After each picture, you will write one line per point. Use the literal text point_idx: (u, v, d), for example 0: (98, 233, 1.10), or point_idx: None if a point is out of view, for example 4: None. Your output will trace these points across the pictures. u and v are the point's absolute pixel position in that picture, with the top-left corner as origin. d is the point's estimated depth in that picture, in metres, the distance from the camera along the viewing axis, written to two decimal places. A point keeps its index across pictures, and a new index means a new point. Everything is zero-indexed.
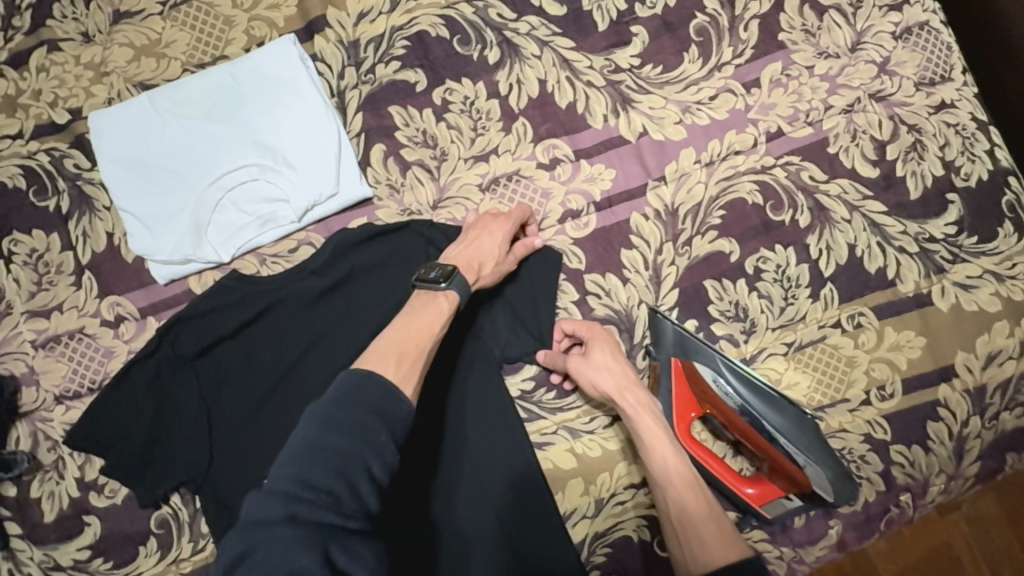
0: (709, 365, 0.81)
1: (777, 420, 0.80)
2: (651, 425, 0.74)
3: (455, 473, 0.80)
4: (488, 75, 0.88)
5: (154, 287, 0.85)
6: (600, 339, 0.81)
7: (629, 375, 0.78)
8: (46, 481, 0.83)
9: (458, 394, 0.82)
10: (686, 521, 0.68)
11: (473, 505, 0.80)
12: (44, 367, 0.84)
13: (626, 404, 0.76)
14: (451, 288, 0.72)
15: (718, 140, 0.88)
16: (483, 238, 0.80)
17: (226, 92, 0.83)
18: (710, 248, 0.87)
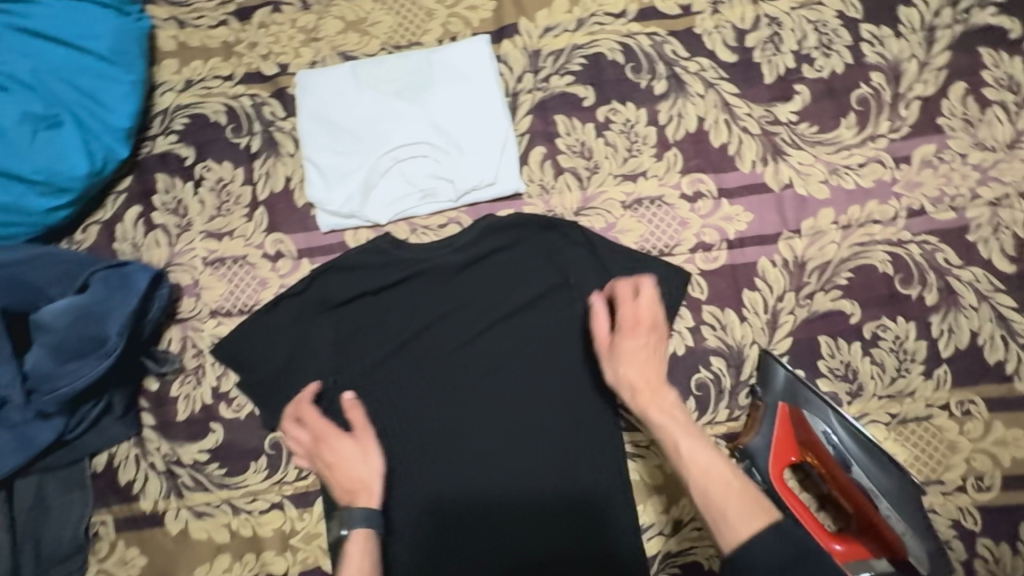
0: (819, 417, 0.83)
1: (880, 481, 0.80)
2: (670, 408, 0.78)
3: (477, 463, 0.87)
4: (651, 104, 0.94)
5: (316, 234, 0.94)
6: (643, 311, 0.82)
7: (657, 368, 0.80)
8: (185, 383, 0.92)
9: (541, 404, 0.88)
10: (710, 500, 0.71)
11: (488, 496, 0.86)
12: (207, 283, 0.93)
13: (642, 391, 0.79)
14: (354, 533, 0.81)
15: (859, 206, 0.91)
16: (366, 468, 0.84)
17: (418, 75, 0.92)
18: (831, 305, 0.90)
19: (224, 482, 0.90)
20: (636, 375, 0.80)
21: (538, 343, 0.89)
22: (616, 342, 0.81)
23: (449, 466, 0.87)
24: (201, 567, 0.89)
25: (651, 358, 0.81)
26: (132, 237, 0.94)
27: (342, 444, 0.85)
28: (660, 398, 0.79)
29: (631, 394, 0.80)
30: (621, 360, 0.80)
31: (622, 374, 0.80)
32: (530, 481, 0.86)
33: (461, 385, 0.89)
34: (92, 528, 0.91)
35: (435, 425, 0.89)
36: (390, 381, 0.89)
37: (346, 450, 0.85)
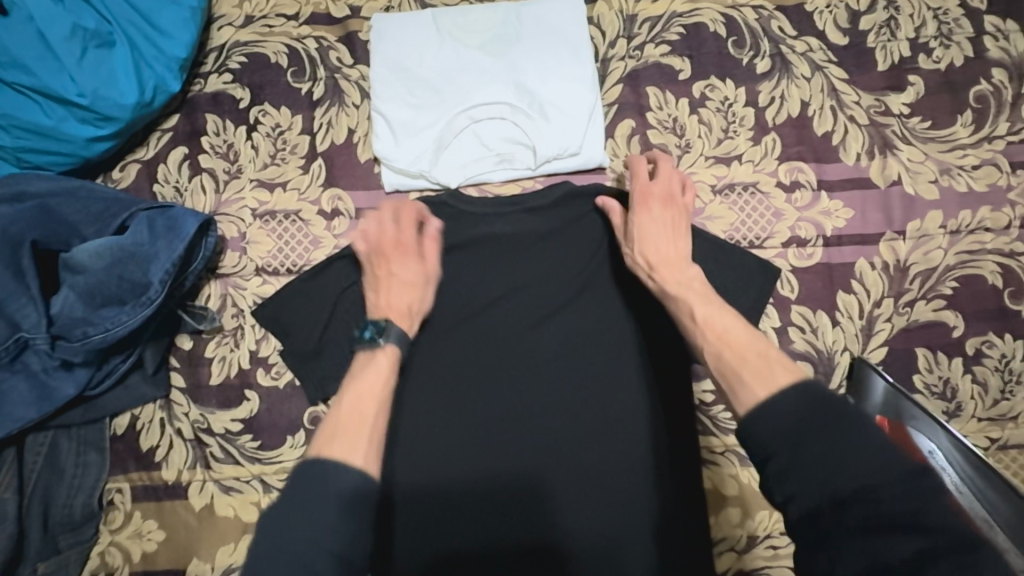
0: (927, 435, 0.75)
1: None
2: (685, 272, 0.70)
3: (454, 430, 0.76)
4: (752, 83, 0.87)
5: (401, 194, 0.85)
6: (652, 200, 0.76)
7: (677, 224, 0.75)
8: (222, 345, 0.83)
9: (553, 375, 0.77)
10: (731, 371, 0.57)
11: (455, 467, 0.75)
12: (255, 238, 0.85)
13: (654, 245, 0.73)
14: (388, 342, 0.69)
15: (970, 211, 0.84)
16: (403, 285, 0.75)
17: (505, 29, 0.85)
18: (933, 316, 0.83)
19: (257, 455, 0.82)
20: (654, 249, 0.72)
21: (605, 335, 0.78)
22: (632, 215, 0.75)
23: (443, 488, 0.74)
24: (225, 548, 0.80)
25: (669, 228, 0.74)
26: (175, 180, 0.86)
27: (403, 265, 0.76)
28: (681, 268, 0.71)
29: (647, 268, 0.72)
30: (637, 235, 0.73)
31: (638, 251, 0.73)
32: (523, 521, 0.74)
33: (502, 386, 0.77)
34: (106, 495, 0.82)
35: (458, 431, 0.76)
36: (439, 340, 0.79)
37: (404, 274, 0.75)
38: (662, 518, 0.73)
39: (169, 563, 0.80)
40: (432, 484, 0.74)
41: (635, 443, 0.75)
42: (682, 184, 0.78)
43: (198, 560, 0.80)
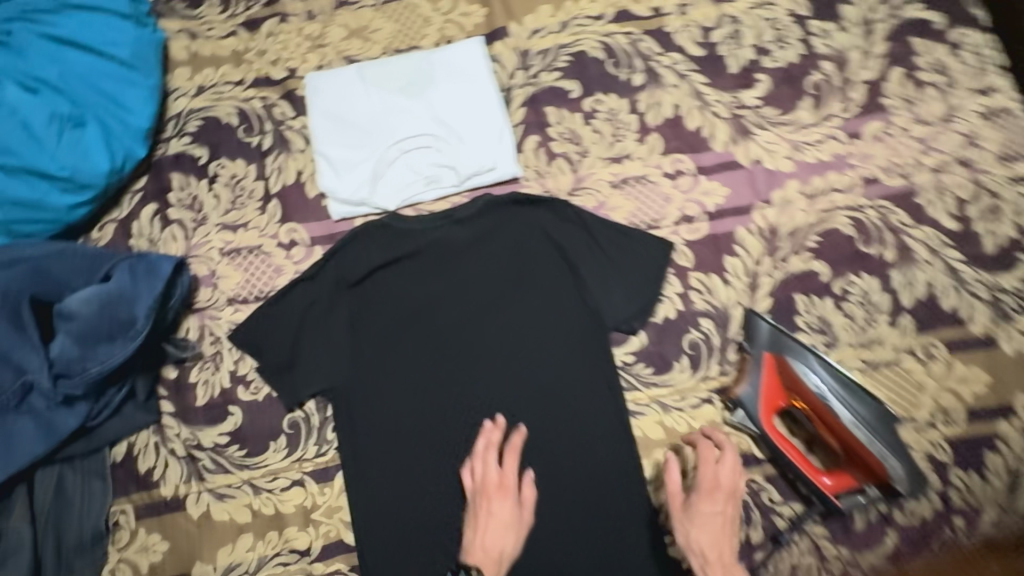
0: (802, 362, 0.91)
1: (861, 412, 0.88)
2: (714, 511, 0.84)
3: (437, 447, 0.93)
4: (631, 94, 1.04)
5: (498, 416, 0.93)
6: (710, 473, 0.86)
7: (727, 516, 0.85)
8: (204, 369, 0.95)
9: (502, 372, 0.95)
10: None
11: (444, 480, 0.93)
12: (224, 273, 0.97)
13: (718, 510, 0.85)
14: None
15: (821, 177, 1.02)
16: (490, 523, 0.86)
17: (420, 74, 1.01)
18: (804, 266, 0.99)
19: (245, 462, 0.93)
20: (706, 543, 0.82)
21: (534, 320, 0.96)
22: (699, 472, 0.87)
23: (421, 470, 0.92)
24: (224, 548, 0.90)
25: (722, 531, 0.83)
26: (149, 232, 0.98)
27: (502, 506, 0.87)
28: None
29: (700, 564, 0.82)
30: (694, 522, 0.83)
31: (695, 542, 0.83)
32: None
33: (458, 381, 0.95)
34: (111, 518, 0.91)
35: (427, 422, 0.93)
36: (403, 351, 0.95)
37: (504, 513, 0.86)
38: (594, 470, 0.92)
39: (174, 569, 0.90)
40: (412, 470, 0.92)
41: (570, 409, 0.94)
42: (728, 502, 0.85)
43: (201, 562, 0.90)
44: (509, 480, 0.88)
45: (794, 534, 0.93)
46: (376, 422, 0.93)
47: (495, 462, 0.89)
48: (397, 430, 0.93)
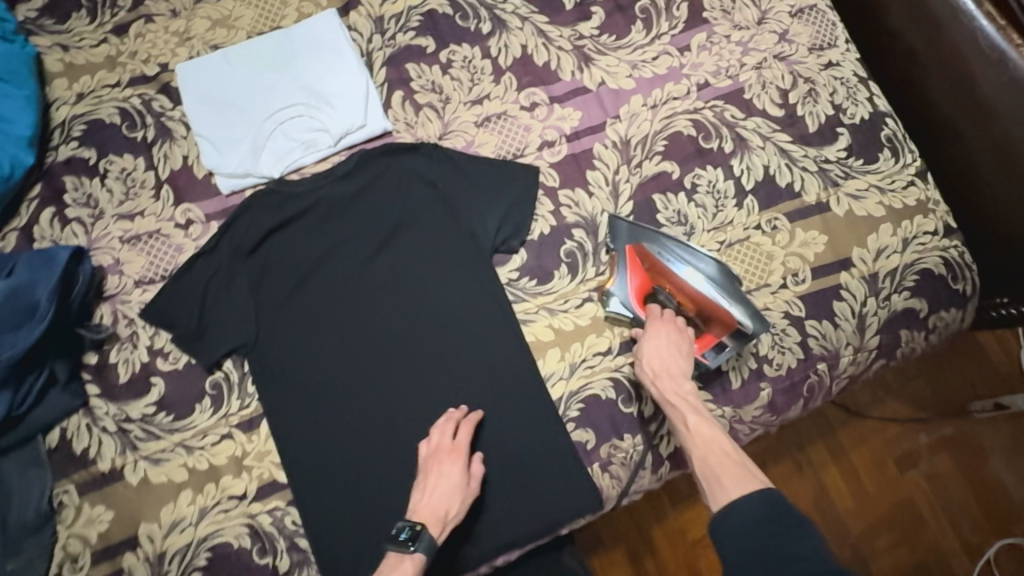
0: (654, 245, 1.05)
1: (707, 276, 1.03)
2: (670, 358, 0.97)
3: (350, 383, 1.02)
4: (482, 42, 1.14)
5: (461, 409, 1.00)
6: (660, 323, 1.00)
7: (677, 359, 0.97)
8: (123, 349, 1.02)
9: (399, 306, 1.04)
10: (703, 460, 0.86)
11: (360, 411, 1.01)
12: (128, 259, 1.04)
13: (667, 355, 0.97)
14: (417, 550, 0.87)
15: (659, 89, 1.14)
16: (440, 483, 0.93)
17: (284, 50, 1.10)
18: (657, 169, 1.11)
19: (174, 426, 1.00)
20: (657, 365, 0.97)
21: (422, 255, 1.06)
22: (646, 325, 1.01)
23: (338, 402, 1.01)
24: (168, 506, 0.98)
25: (673, 351, 0.97)
26: (51, 234, 1.05)
27: (453, 470, 0.94)
28: (678, 382, 0.95)
29: (652, 377, 0.96)
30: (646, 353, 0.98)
31: (646, 362, 0.97)
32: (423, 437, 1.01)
33: (360, 318, 1.04)
34: (55, 499, 0.97)
35: (337, 359, 1.03)
36: (306, 302, 1.04)
37: (453, 476, 0.94)
38: (494, 376, 1.03)
39: (122, 534, 0.96)
40: (330, 406, 1.01)
41: (465, 327, 1.04)
42: (677, 331, 0.99)
43: (147, 522, 0.97)
44: (461, 443, 0.96)
45: None
46: (291, 369, 1.02)
47: (451, 433, 0.97)
48: (311, 371, 1.02)
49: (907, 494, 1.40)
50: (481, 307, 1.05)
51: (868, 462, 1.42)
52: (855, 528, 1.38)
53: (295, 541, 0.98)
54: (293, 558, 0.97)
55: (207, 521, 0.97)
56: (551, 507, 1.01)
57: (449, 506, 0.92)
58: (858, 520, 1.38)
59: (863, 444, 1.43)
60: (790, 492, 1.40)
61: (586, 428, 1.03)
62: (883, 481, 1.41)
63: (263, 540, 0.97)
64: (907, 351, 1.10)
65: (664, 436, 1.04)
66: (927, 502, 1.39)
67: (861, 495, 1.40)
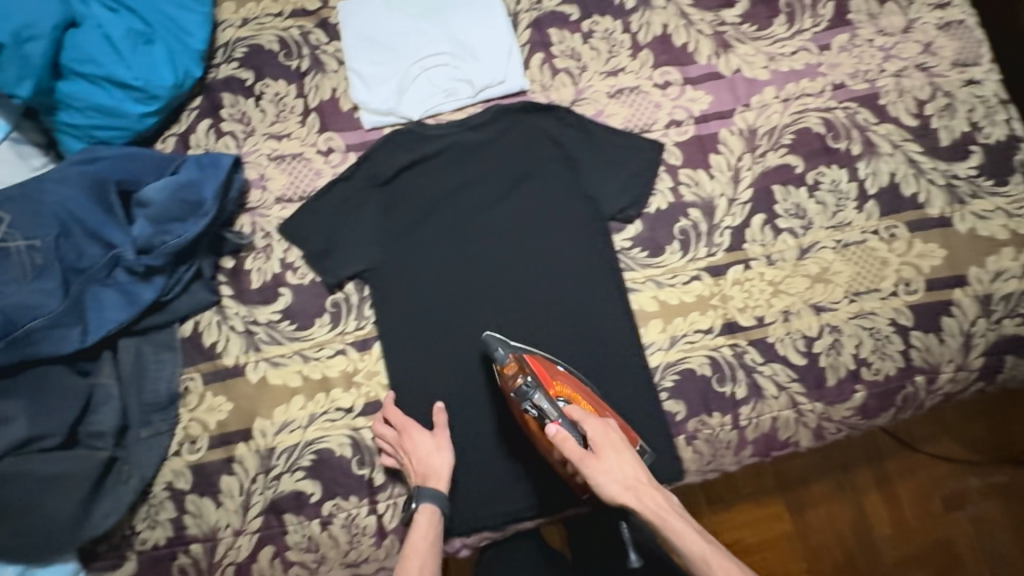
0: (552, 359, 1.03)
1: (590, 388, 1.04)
2: (643, 480, 0.91)
3: (459, 322, 1.07)
4: (624, 17, 1.17)
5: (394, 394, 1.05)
6: (613, 444, 0.92)
7: (647, 479, 0.92)
8: (257, 258, 1.09)
9: (512, 256, 1.09)
10: None
11: (466, 349, 1.07)
12: (271, 176, 1.11)
13: (637, 478, 0.91)
14: (423, 501, 0.96)
15: (794, 84, 1.15)
16: (414, 449, 0.99)
17: (439, 2, 1.16)
18: (781, 161, 1.13)
19: (295, 335, 1.07)
20: (632, 479, 0.91)
21: (542, 211, 1.10)
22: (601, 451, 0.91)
23: (446, 338, 1.07)
24: (281, 407, 1.05)
25: (636, 465, 0.92)
26: (205, 143, 1.13)
27: (422, 435, 0.99)
28: (661, 499, 0.90)
29: (631, 495, 0.89)
30: (619, 476, 0.90)
31: (623, 483, 0.90)
32: None
33: (474, 263, 1.09)
34: (182, 384, 1.06)
35: (449, 297, 1.08)
36: (427, 239, 1.09)
37: (424, 438, 0.99)
38: (595, 336, 1.07)
39: (239, 425, 1.04)
40: (438, 340, 1.07)
41: (575, 285, 1.08)
42: (619, 430, 0.95)
43: (261, 418, 1.05)
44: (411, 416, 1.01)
45: (775, 391, 1.06)
46: (406, 300, 1.08)
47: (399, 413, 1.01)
48: (424, 305, 1.08)
49: (947, 535, 1.38)
50: (593, 269, 1.08)
51: (913, 497, 1.40)
52: (889, 557, 1.38)
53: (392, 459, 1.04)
54: (388, 474, 1.04)
55: (314, 427, 1.04)
56: None
57: (440, 463, 0.99)
58: (894, 550, 1.38)
59: (910, 478, 1.41)
60: (827, 511, 1.40)
61: (678, 400, 1.06)
62: (925, 518, 1.39)
63: (362, 453, 1.04)
64: (1009, 378, 1.09)
65: (753, 420, 1.06)
66: (967, 546, 1.38)
67: (900, 527, 1.39)
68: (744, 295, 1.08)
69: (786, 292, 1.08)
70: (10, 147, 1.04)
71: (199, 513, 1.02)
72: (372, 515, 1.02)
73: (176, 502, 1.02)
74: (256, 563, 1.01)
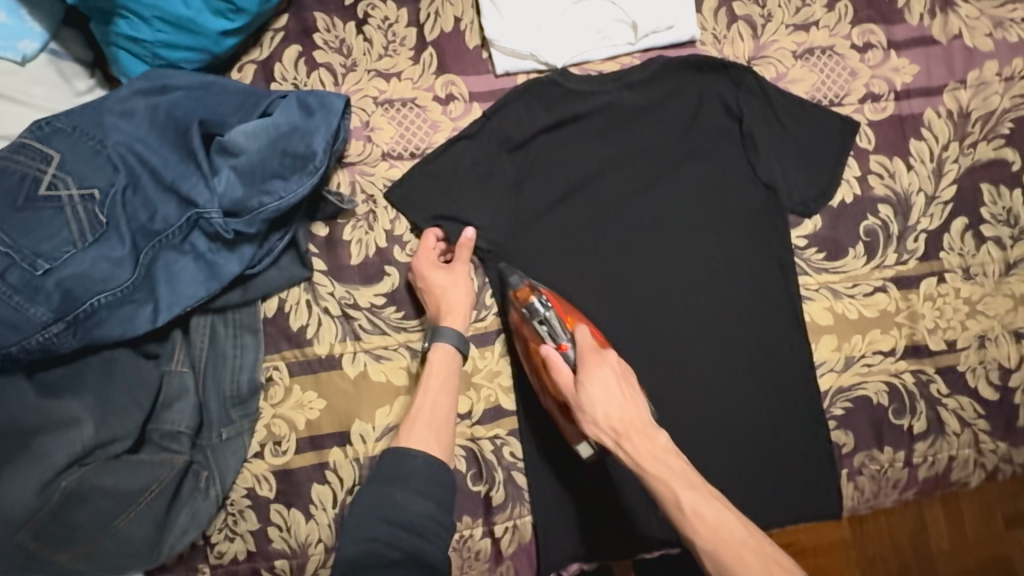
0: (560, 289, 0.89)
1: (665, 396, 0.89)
2: (631, 418, 0.76)
3: (600, 321, 0.89)
4: None
5: (432, 228, 0.88)
6: (603, 372, 0.78)
7: (639, 417, 0.77)
8: (358, 228, 0.89)
9: (666, 248, 0.90)
10: (717, 553, 0.70)
11: None
12: (378, 125, 0.90)
13: (623, 414, 0.76)
14: (435, 341, 0.83)
15: (1021, 59, 0.94)
16: (430, 288, 0.85)
17: None
18: (994, 154, 0.93)
19: (402, 324, 0.89)
20: (616, 419, 0.76)
21: (707, 196, 0.91)
22: (585, 380, 0.77)
23: None
24: (383, 409, 0.88)
25: (626, 400, 0.77)
26: (293, 77, 0.89)
27: (435, 270, 0.86)
28: (650, 441, 0.75)
29: (615, 439, 0.76)
30: (601, 407, 0.76)
31: (603, 417, 0.76)
32: (669, 401, 0.89)
33: (614, 258, 0.90)
34: (264, 374, 0.87)
35: (588, 291, 0.89)
36: (564, 219, 0.90)
37: (438, 275, 0.85)
38: (755, 349, 0.91)
39: (333, 427, 0.88)
40: None
41: (738, 288, 0.91)
42: (615, 364, 0.80)
43: (360, 421, 0.88)
44: (427, 248, 0.87)
45: (957, 426, 0.91)
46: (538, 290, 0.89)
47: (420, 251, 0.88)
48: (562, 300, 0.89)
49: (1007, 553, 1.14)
50: (761, 271, 0.91)
51: (977, 511, 1.15)
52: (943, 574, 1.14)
53: (513, 475, 0.89)
54: (509, 492, 0.89)
55: None
56: (790, 505, 0.91)
57: (455, 295, 0.85)
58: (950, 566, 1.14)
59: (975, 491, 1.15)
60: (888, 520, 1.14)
61: (847, 430, 0.91)
62: (987, 533, 1.15)
63: (480, 467, 0.89)
64: None
65: (928, 458, 0.91)
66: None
67: (959, 541, 1.14)
68: (935, 313, 0.92)
69: (984, 313, 0.92)
70: (49, 62, 0.81)
71: (286, 526, 0.86)
72: (486, 538, 0.88)
73: (259, 512, 0.86)
74: None
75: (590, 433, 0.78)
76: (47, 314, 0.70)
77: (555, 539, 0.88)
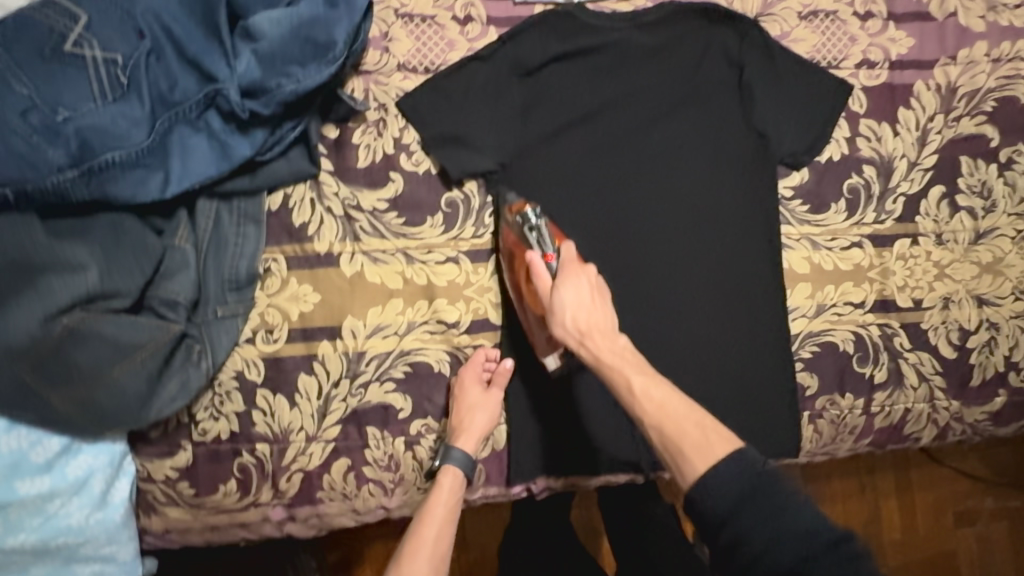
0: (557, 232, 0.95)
1: (645, 325, 0.94)
2: (597, 316, 0.81)
3: (593, 246, 0.94)
4: None
5: (484, 348, 0.93)
6: (576, 273, 0.83)
7: (603, 317, 0.81)
8: (367, 134, 0.92)
9: (659, 185, 0.95)
10: (668, 439, 0.72)
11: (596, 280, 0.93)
12: (396, 37, 0.93)
13: (589, 315, 0.81)
14: (451, 453, 0.86)
15: (1009, 43, 1.00)
16: (461, 394, 0.89)
17: None
18: (975, 130, 0.99)
19: (401, 231, 0.92)
20: (582, 318, 0.81)
21: (702, 139, 0.95)
22: (560, 283, 0.82)
23: None
24: (375, 308, 0.91)
25: (595, 301, 0.82)
26: None
27: (470, 384, 0.89)
28: (609, 339, 0.80)
29: (578, 337, 0.80)
30: (569, 304, 0.81)
31: (571, 314, 0.81)
32: (649, 331, 0.94)
33: (628, 221, 0.94)
34: (263, 264, 0.90)
35: (583, 216, 0.93)
36: (565, 147, 0.93)
37: (469, 392, 0.89)
38: (733, 288, 0.95)
39: (325, 321, 0.91)
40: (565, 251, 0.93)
41: (724, 229, 0.95)
42: (589, 271, 0.84)
43: (352, 317, 0.91)
44: (476, 365, 0.91)
45: (915, 381, 0.97)
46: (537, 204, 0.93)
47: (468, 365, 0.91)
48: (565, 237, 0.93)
49: (952, 548, 1.21)
50: (746, 215, 0.95)
51: (929, 507, 1.22)
52: (892, 562, 1.20)
53: None
54: None
55: (411, 337, 0.92)
56: (752, 441, 0.95)
57: (467, 440, 0.87)
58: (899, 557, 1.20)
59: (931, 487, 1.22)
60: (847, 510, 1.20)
61: (812, 374, 0.96)
62: (936, 528, 1.22)
63: None
64: None
65: (885, 408, 0.97)
66: (968, 560, 1.22)
67: (910, 534, 1.21)
68: (906, 272, 0.97)
69: (951, 277, 0.97)
70: None
71: (270, 412, 0.89)
72: None
73: (245, 394, 0.89)
74: (328, 475, 0.90)
75: (559, 334, 0.82)
76: (64, 159, 0.74)
77: (528, 451, 0.92)
